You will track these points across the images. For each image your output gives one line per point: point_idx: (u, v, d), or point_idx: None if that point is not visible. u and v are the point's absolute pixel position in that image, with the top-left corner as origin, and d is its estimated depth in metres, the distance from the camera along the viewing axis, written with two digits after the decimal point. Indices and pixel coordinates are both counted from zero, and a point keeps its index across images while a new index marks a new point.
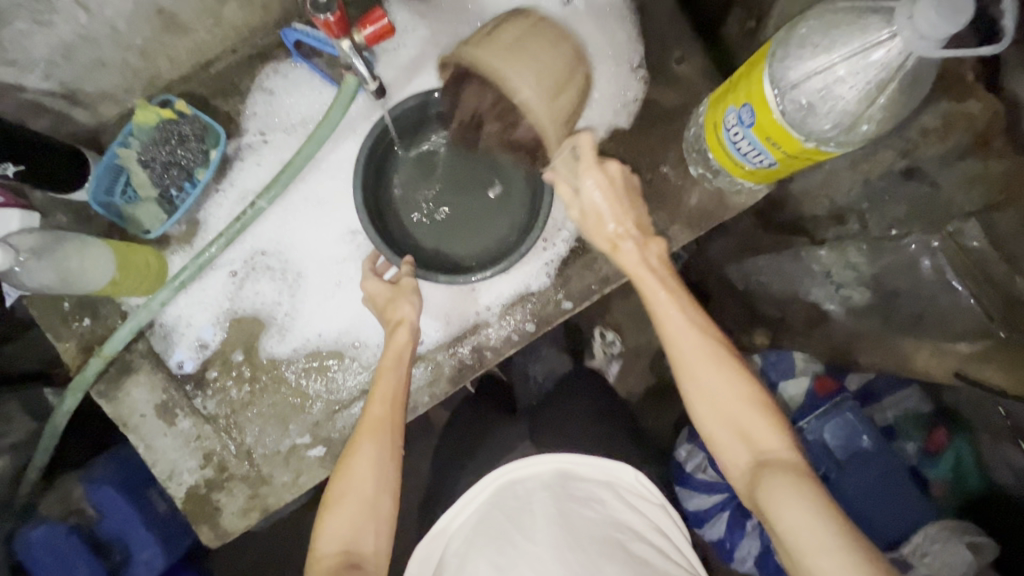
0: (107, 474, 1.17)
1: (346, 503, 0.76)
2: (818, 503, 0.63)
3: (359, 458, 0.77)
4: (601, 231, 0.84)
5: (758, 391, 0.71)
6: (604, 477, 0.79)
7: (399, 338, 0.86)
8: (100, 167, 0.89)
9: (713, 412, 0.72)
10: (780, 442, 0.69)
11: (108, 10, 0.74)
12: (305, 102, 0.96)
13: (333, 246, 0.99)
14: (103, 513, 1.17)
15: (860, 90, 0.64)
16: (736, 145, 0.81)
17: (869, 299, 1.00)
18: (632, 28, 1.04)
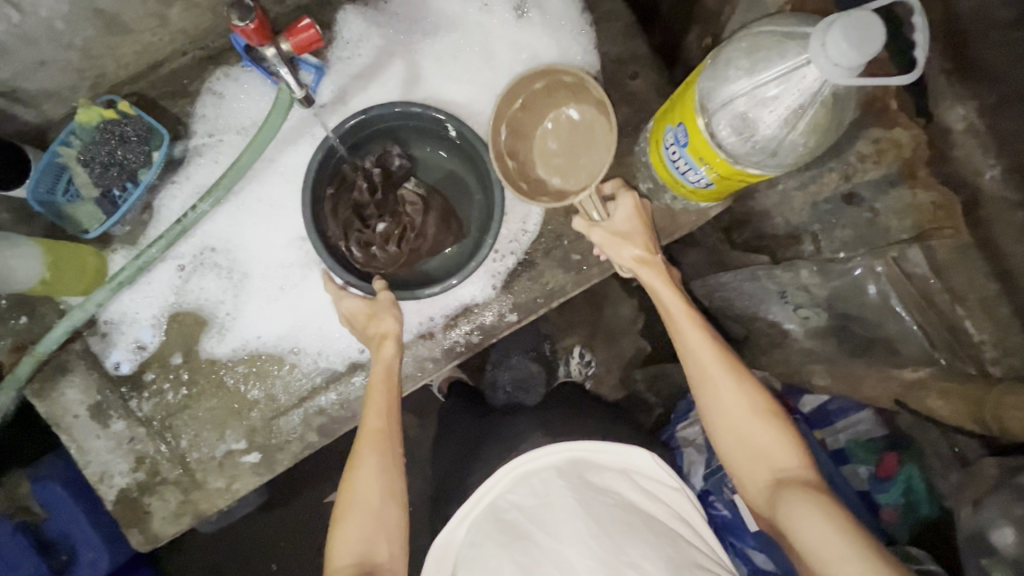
0: (54, 473, 1.17)
1: (357, 510, 0.75)
2: (836, 514, 0.65)
3: (364, 467, 0.78)
4: (622, 256, 0.86)
5: (775, 411, 0.75)
6: (619, 464, 0.78)
7: (383, 352, 0.86)
8: (39, 165, 0.88)
9: (731, 430, 0.75)
10: (797, 459, 0.72)
11: (42, 11, 0.74)
12: (255, 105, 0.96)
13: (282, 250, 0.97)
14: (49, 513, 1.17)
15: (780, 117, 0.64)
16: (675, 165, 0.81)
17: (825, 322, 0.99)
18: (588, 41, 1.03)
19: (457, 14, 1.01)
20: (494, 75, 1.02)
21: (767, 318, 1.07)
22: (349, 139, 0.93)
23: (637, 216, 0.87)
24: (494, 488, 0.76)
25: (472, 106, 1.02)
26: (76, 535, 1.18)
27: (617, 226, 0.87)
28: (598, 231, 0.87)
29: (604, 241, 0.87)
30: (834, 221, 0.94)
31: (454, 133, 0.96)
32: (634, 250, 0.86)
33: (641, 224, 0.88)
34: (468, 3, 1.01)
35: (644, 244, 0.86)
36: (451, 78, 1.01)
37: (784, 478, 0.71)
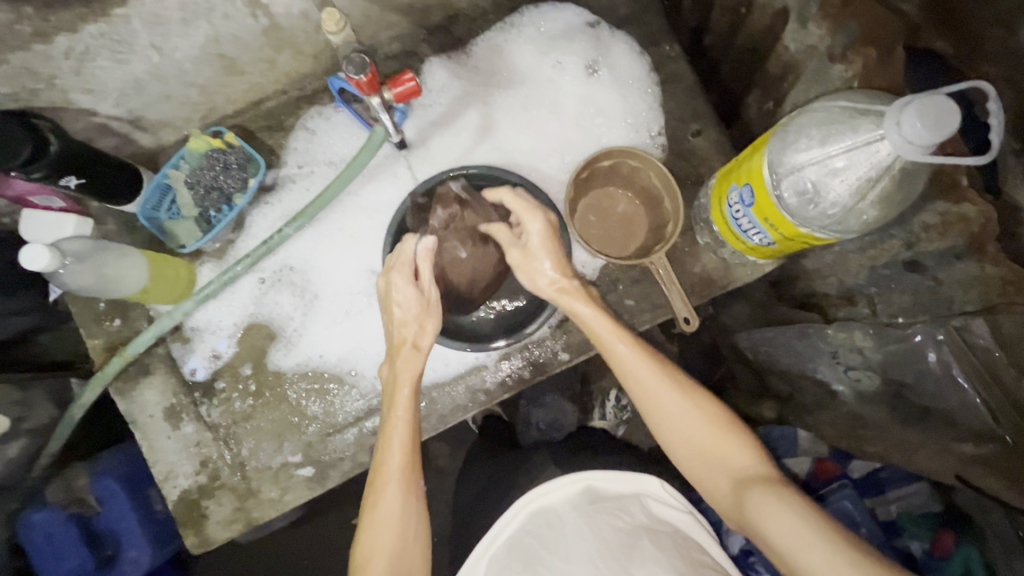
0: (112, 468, 1.23)
1: (379, 516, 0.77)
2: (793, 502, 0.68)
3: (388, 478, 0.79)
4: (541, 282, 0.89)
5: (715, 408, 0.80)
6: (631, 488, 0.77)
7: (406, 359, 0.86)
8: (150, 185, 0.98)
9: (683, 438, 0.80)
10: (747, 455, 0.77)
11: (178, 53, 0.84)
12: (342, 142, 1.05)
13: (351, 278, 1.04)
14: (103, 506, 1.23)
15: (851, 186, 0.67)
16: (738, 223, 0.85)
17: (878, 385, 0.97)
18: (653, 99, 1.09)
19: (532, 69, 1.09)
20: (562, 126, 1.09)
21: (815, 377, 1.05)
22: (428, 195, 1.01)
23: (548, 238, 0.90)
24: (509, 523, 0.76)
25: (538, 154, 1.08)
26: (121, 532, 1.23)
27: (532, 250, 0.90)
28: (513, 253, 0.90)
29: (522, 260, 0.90)
30: (892, 285, 0.94)
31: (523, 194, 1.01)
32: (552, 278, 0.89)
33: (555, 241, 0.90)
34: (543, 60, 1.09)
35: (561, 269, 0.89)
36: (521, 125, 1.08)
37: (740, 474, 0.76)
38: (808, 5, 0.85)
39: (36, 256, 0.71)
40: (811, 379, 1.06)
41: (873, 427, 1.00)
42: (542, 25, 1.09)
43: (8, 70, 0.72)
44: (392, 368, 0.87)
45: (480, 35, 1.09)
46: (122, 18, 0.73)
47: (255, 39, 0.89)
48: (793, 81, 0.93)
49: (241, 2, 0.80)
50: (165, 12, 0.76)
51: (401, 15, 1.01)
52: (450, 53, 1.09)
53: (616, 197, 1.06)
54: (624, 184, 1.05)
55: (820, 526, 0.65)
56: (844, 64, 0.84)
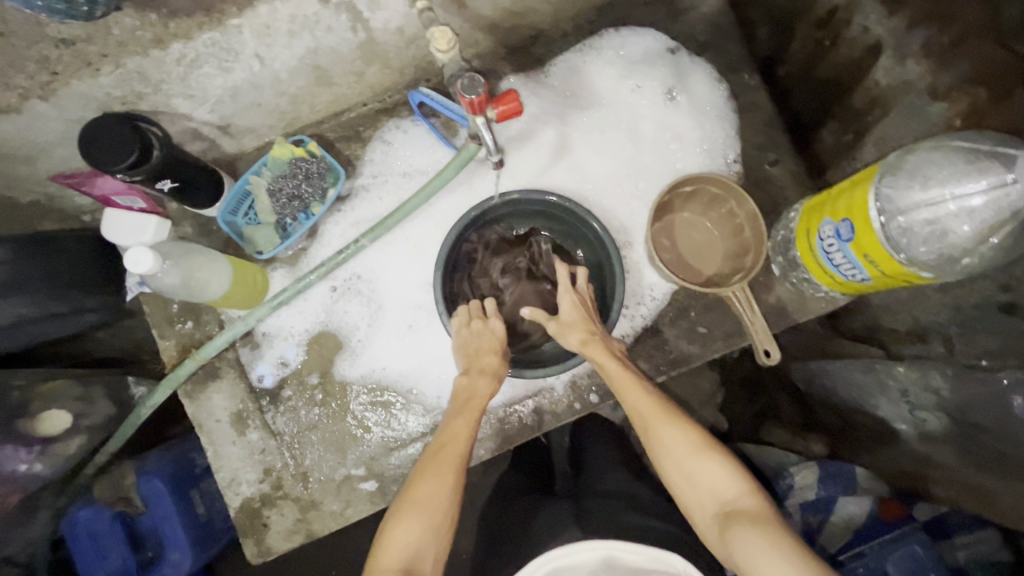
0: (159, 468, 1.20)
1: (414, 511, 0.78)
2: (782, 545, 0.70)
3: (427, 476, 0.82)
4: (568, 325, 0.94)
5: (712, 444, 0.81)
6: (654, 565, 0.71)
7: (480, 385, 0.91)
8: (232, 190, 0.98)
9: (677, 471, 0.81)
10: (740, 491, 0.78)
11: (278, 63, 0.85)
12: (419, 154, 1.05)
13: (414, 292, 1.03)
14: (147, 507, 1.21)
15: (973, 229, 0.66)
16: (830, 257, 0.85)
17: (945, 426, 0.96)
18: (729, 126, 1.10)
19: (609, 93, 1.10)
20: (638, 150, 1.09)
21: (876, 413, 1.09)
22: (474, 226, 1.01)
23: (580, 308, 0.96)
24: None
25: (612, 176, 1.09)
26: (165, 532, 1.20)
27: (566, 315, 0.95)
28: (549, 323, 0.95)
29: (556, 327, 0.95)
30: (978, 326, 0.89)
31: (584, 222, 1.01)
32: (576, 328, 0.94)
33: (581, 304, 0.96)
34: (621, 84, 1.10)
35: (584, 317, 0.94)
36: (597, 147, 1.09)
37: (731, 510, 0.77)
38: (907, 40, 0.83)
39: (140, 259, 0.72)
40: (873, 415, 1.10)
41: (947, 467, 0.99)
42: (623, 48, 1.10)
43: (123, 74, 0.73)
44: (469, 385, 0.91)
45: (560, 56, 1.10)
46: (236, 28, 0.74)
47: (350, 52, 0.89)
48: (880, 115, 0.92)
49: (346, 16, 0.81)
50: (276, 23, 0.77)
51: (486, 34, 1.02)
52: (528, 73, 1.10)
53: (697, 224, 1.05)
54: (702, 210, 1.04)
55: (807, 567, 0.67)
56: (946, 103, 0.81)
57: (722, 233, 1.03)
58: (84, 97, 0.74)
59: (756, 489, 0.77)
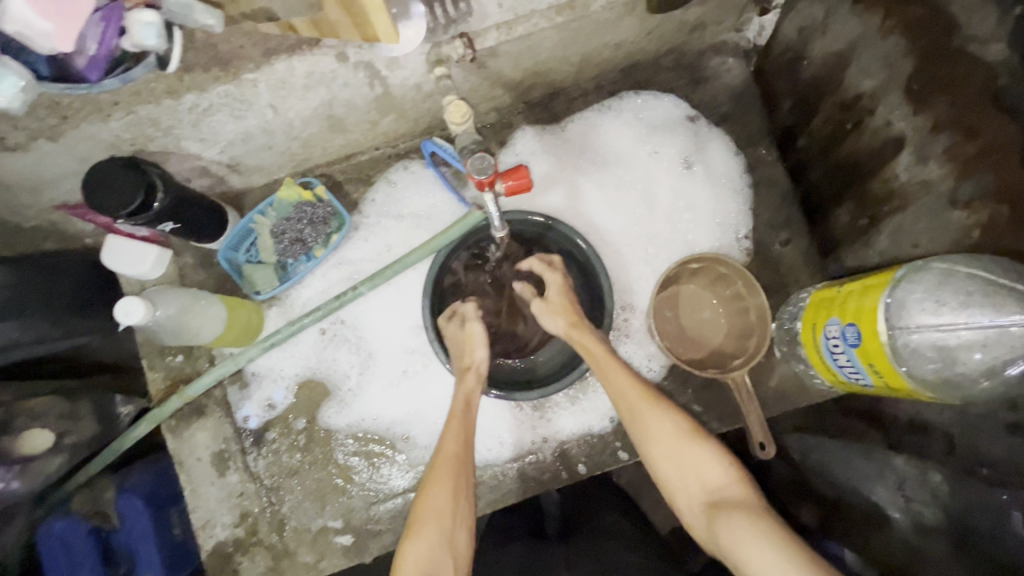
0: (138, 484, 1.17)
1: (425, 527, 0.77)
2: (771, 532, 0.68)
3: (435, 487, 0.80)
4: (557, 317, 0.94)
5: (696, 430, 0.80)
6: None
7: (465, 385, 0.90)
8: (236, 228, 0.97)
9: (665, 458, 0.80)
10: (726, 479, 0.77)
11: (291, 112, 0.84)
12: (426, 202, 1.04)
13: (404, 340, 1.01)
14: (123, 523, 1.16)
15: (983, 362, 0.64)
16: (833, 356, 0.83)
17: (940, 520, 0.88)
18: (743, 202, 1.10)
19: (626, 154, 1.09)
20: (651, 215, 1.08)
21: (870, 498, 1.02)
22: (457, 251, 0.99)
23: (565, 291, 0.95)
24: None
25: (623, 240, 1.08)
26: (139, 553, 1.14)
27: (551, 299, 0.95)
28: (536, 304, 0.96)
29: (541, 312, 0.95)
30: (982, 436, 0.83)
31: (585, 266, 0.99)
32: (564, 321, 0.93)
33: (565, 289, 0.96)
34: (638, 146, 1.09)
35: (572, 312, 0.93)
36: (611, 206, 1.08)
37: (718, 499, 0.76)
38: (930, 143, 0.80)
39: (130, 310, 0.72)
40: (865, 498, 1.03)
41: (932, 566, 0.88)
42: (642, 112, 1.09)
43: (133, 119, 0.72)
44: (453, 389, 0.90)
45: (579, 113, 1.09)
46: (251, 82, 0.74)
47: (365, 104, 0.89)
48: (896, 207, 0.88)
49: (363, 73, 0.80)
50: (292, 78, 0.76)
51: (505, 90, 1.01)
52: (545, 127, 1.09)
53: (702, 300, 1.03)
54: (709, 286, 1.02)
55: (800, 555, 0.65)
56: (966, 211, 0.77)
57: (727, 310, 1.01)
58: (93, 139, 0.74)
59: (742, 476, 0.76)
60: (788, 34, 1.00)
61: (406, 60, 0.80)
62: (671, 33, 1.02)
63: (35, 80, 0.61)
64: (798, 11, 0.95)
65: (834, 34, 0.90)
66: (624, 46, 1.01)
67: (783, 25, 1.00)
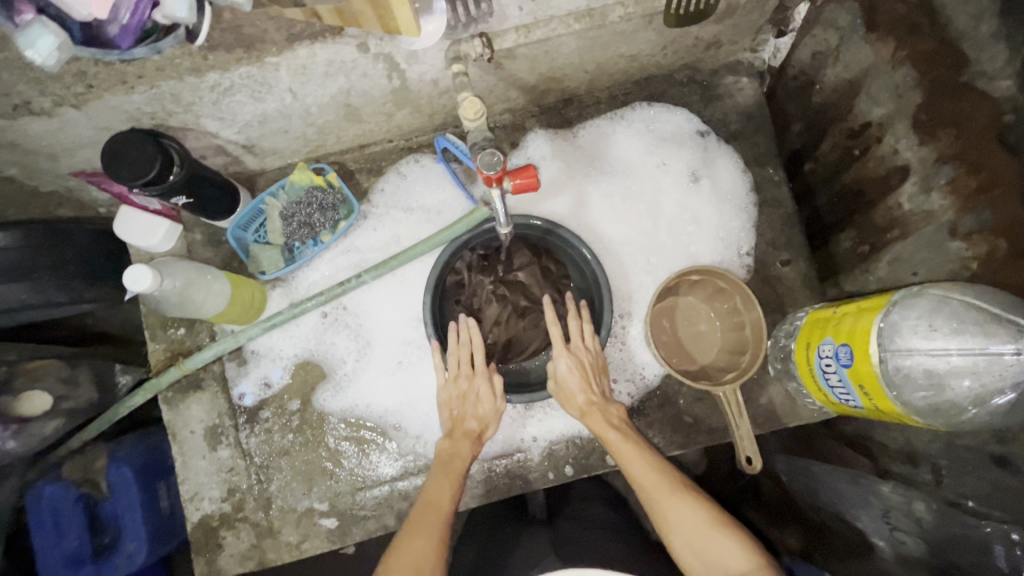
0: (130, 456, 1.17)
1: (400, 573, 0.74)
2: None
3: (412, 539, 0.78)
4: (570, 401, 0.92)
5: (722, 519, 0.79)
6: None
7: (463, 448, 0.90)
8: (247, 207, 0.98)
9: (690, 549, 0.79)
10: (754, 569, 0.75)
11: (309, 98, 0.86)
12: (435, 196, 1.06)
13: (403, 330, 1.02)
14: (111, 493, 1.17)
15: (970, 390, 0.65)
16: (825, 376, 0.84)
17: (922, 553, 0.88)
18: (748, 219, 1.11)
19: (635, 165, 1.11)
20: (655, 226, 1.10)
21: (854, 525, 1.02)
22: (462, 251, 1.00)
23: (580, 374, 0.93)
24: None
25: (626, 248, 1.09)
26: (125, 523, 1.15)
27: (567, 382, 0.93)
28: (553, 372, 0.94)
29: (557, 391, 0.94)
30: (969, 468, 0.84)
31: (585, 271, 1.00)
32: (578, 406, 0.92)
33: (583, 362, 0.94)
34: (648, 157, 1.11)
35: (586, 391, 0.92)
36: (617, 214, 1.10)
37: None
38: (934, 173, 0.81)
39: (139, 278, 0.73)
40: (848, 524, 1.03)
41: None
42: (653, 124, 1.11)
43: (155, 93, 0.74)
44: (450, 446, 0.90)
45: (591, 121, 1.11)
46: (273, 66, 0.76)
47: (382, 96, 0.91)
48: (898, 235, 0.89)
49: (382, 65, 0.82)
50: (313, 65, 0.78)
51: (520, 92, 1.03)
52: (558, 132, 1.10)
53: (700, 314, 1.04)
54: (707, 299, 1.04)
55: None
56: (966, 243, 0.78)
57: (725, 324, 1.02)
58: (116, 110, 0.76)
59: (766, 569, 0.75)
60: (802, 57, 1.01)
61: (425, 55, 0.82)
62: (686, 48, 1.04)
63: (69, 41, 0.64)
64: (813, 35, 0.97)
65: (847, 60, 0.91)
66: (640, 58, 1.03)
67: (798, 48, 1.02)
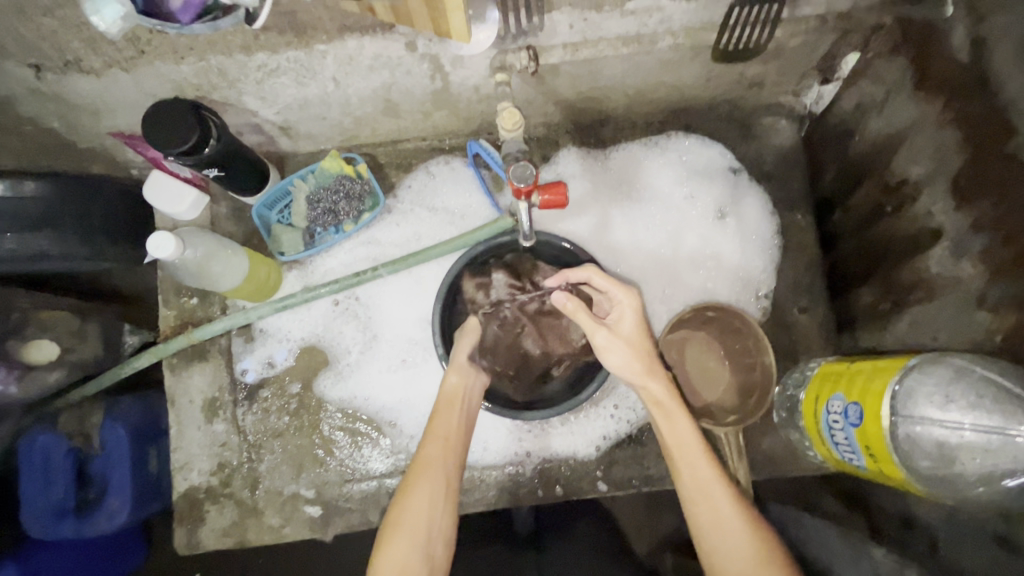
0: (126, 415, 1.17)
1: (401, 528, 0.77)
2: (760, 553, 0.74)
3: (415, 496, 0.79)
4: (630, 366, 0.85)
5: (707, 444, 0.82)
6: None
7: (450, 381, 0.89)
8: (276, 187, 0.99)
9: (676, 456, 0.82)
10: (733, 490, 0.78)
11: (351, 89, 0.87)
12: (460, 198, 1.06)
13: (410, 327, 1.02)
14: (104, 450, 1.16)
15: (980, 466, 0.63)
16: (831, 431, 0.82)
17: None
18: (770, 261, 1.10)
19: (663, 194, 1.10)
20: (675, 257, 1.09)
21: None
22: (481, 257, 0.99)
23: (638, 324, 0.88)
24: None
25: (642, 276, 1.08)
26: (112, 481, 1.15)
27: (619, 332, 0.87)
28: (602, 332, 0.86)
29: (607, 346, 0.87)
30: (967, 543, 0.82)
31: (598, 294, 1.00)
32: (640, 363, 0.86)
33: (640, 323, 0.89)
34: (677, 188, 1.10)
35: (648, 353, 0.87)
36: (638, 240, 1.09)
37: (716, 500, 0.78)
38: (967, 240, 0.79)
39: (161, 245, 0.74)
40: None
41: None
42: (687, 155, 1.11)
43: (203, 66, 0.75)
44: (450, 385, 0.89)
45: (625, 145, 1.11)
46: (321, 53, 0.76)
47: (422, 95, 0.91)
48: (921, 297, 0.87)
49: (428, 65, 0.83)
50: (359, 58, 0.79)
51: (558, 107, 1.03)
52: (590, 150, 1.10)
53: (710, 350, 1.03)
54: (719, 337, 1.03)
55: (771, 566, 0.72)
56: (991, 315, 0.76)
57: (736, 363, 1.01)
58: (162, 77, 0.77)
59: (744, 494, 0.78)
60: (844, 108, 1.01)
61: (471, 61, 0.83)
62: (729, 84, 1.04)
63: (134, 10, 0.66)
64: (858, 86, 0.96)
65: (891, 116, 0.90)
66: (681, 88, 1.03)
67: (841, 98, 1.01)
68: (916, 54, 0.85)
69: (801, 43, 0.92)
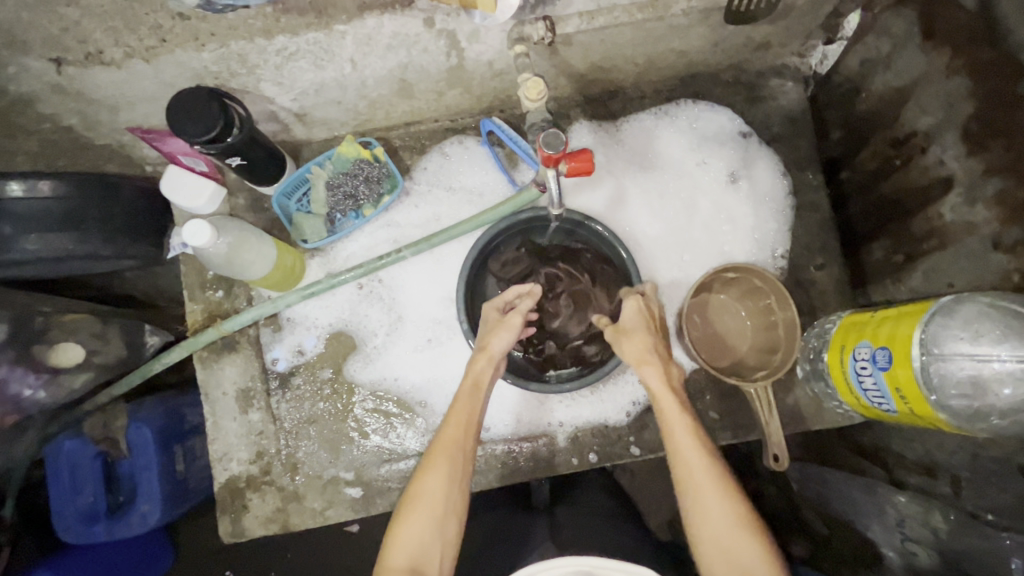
0: (150, 417, 1.15)
1: (417, 514, 0.77)
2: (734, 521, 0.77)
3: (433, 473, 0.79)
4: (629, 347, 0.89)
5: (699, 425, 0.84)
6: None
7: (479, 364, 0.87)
8: (293, 174, 1.00)
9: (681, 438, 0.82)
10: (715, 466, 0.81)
11: (368, 70, 0.87)
12: (476, 176, 1.07)
13: (435, 305, 1.03)
14: (131, 453, 1.15)
15: (1013, 397, 0.66)
16: (859, 378, 0.84)
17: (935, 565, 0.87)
18: (784, 221, 1.12)
19: (675, 161, 1.12)
20: (689, 223, 1.11)
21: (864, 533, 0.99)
22: (505, 231, 1.00)
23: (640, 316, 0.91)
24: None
25: (657, 244, 1.10)
26: (141, 484, 1.13)
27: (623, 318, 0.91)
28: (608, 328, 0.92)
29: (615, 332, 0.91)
30: (995, 481, 0.83)
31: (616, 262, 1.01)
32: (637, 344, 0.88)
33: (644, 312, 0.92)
34: (689, 155, 1.12)
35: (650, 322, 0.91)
36: (652, 208, 1.11)
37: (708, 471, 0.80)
38: (982, 185, 0.81)
39: (196, 232, 0.75)
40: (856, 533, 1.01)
41: None
42: (696, 122, 1.12)
43: (223, 53, 0.75)
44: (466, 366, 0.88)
45: (635, 115, 1.12)
46: (340, 34, 0.77)
47: (437, 73, 0.92)
48: (935, 247, 0.90)
49: (444, 41, 0.83)
50: (378, 37, 0.79)
51: (569, 80, 1.04)
52: (601, 123, 1.11)
53: (731, 312, 1.06)
54: (739, 297, 1.05)
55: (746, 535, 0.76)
56: (1008, 255, 0.78)
57: (758, 324, 1.03)
58: (183, 67, 0.77)
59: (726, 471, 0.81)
60: (850, 66, 1.02)
61: (487, 35, 0.83)
62: (736, 49, 1.05)
63: None
64: (863, 43, 0.98)
65: (899, 69, 0.91)
66: (689, 54, 1.04)
67: (846, 56, 1.03)
68: (921, 6, 0.86)
69: (807, 3, 0.94)
